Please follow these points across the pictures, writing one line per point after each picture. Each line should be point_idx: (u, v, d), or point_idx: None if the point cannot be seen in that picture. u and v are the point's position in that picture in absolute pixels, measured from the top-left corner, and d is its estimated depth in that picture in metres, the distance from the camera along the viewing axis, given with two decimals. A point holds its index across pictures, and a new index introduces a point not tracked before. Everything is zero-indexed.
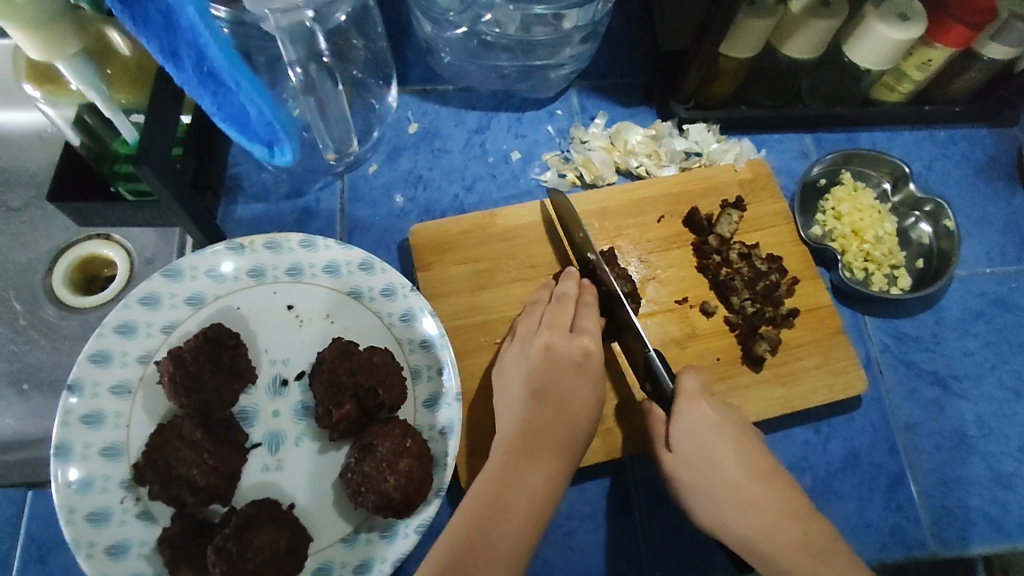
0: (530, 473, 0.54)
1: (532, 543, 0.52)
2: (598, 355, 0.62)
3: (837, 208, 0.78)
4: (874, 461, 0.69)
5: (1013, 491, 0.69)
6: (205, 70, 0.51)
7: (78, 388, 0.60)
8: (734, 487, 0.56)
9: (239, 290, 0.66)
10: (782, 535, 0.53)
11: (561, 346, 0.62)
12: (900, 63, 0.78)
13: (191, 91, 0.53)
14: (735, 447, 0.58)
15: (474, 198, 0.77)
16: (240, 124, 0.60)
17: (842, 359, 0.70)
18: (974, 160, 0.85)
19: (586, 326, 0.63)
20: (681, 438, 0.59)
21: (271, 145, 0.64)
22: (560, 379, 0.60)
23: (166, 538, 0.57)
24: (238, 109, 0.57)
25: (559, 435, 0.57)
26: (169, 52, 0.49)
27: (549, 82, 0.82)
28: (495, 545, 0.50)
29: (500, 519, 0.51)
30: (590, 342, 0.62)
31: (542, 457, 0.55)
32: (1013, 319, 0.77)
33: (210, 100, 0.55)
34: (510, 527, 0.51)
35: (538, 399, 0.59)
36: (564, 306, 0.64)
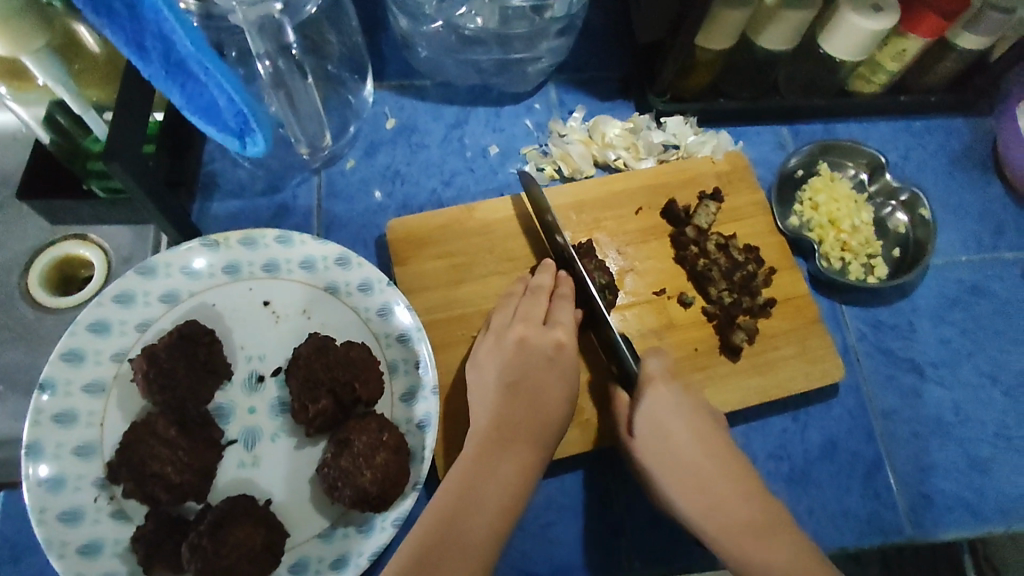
0: (503, 465, 0.55)
1: (504, 533, 0.52)
2: (570, 347, 0.62)
3: (814, 198, 0.78)
4: (851, 448, 0.70)
5: (990, 477, 0.70)
6: (173, 60, 0.48)
7: (49, 387, 0.59)
8: (689, 466, 0.58)
9: (214, 286, 0.66)
10: (729, 510, 0.55)
11: (535, 339, 0.62)
12: (875, 54, 0.79)
13: (159, 86, 0.51)
14: (691, 428, 0.59)
15: (452, 192, 0.77)
16: (212, 117, 0.54)
17: (819, 348, 0.70)
18: (950, 150, 0.85)
19: (560, 319, 0.64)
20: (642, 416, 0.60)
21: (243, 137, 0.56)
22: (537, 372, 0.60)
23: (140, 536, 0.56)
24: (209, 101, 0.52)
25: (533, 428, 0.57)
26: (137, 47, 0.47)
27: (527, 75, 0.82)
28: (468, 535, 0.51)
29: (473, 509, 0.52)
30: (563, 335, 0.63)
31: (515, 449, 0.56)
32: (988, 306, 0.77)
33: (178, 92, 0.51)
34: (481, 518, 0.52)
35: (513, 392, 0.59)
36: (537, 298, 0.65)
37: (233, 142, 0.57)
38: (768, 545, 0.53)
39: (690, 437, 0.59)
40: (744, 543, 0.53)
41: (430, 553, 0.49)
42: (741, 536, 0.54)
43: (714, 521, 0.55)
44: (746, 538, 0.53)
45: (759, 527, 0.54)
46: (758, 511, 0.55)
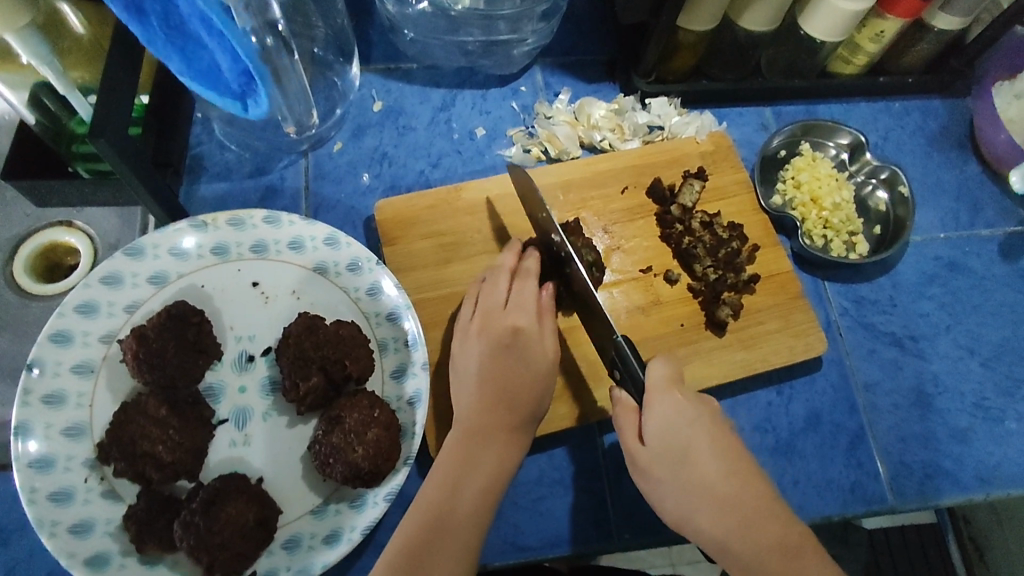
0: (485, 453, 0.56)
1: (489, 509, 0.54)
2: (528, 332, 0.61)
3: (796, 177, 0.79)
4: (834, 421, 0.71)
5: (969, 445, 0.72)
6: (172, 24, 0.51)
7: (38, 366, 0.59)
8: (710, 486, 0.55)
9: (204, 267, 0.66)
10: (762, 534, 0.52)
11: (492, 322, 0.62)
12: (854, 34, 0.80)
13: (157, 50, 0.54)
14: (712, 444, 0.56)
15: (440, 174, 0.78)
16: (213, 82, 0.58)
17: (802, 323, 0.71)
18: (927, 130, 0.87)
19: (520, 302, 0.62)
20: (654, 433, 0.56)
21: (244, 100, 0.60)
22: (497, 361, 0.60)
23: (132, 513, 0.57)
24: (209, 64, 0.56)
25: (513, 415, 0.58)
26: (134, 8, 0.50)
27: (512, 58, 0.82)
28: (452, 526, 0.52)
29: (457, 498, 0.54)
30: (521, 320, 0.61)
31: (493, 437, 0.57)
32: (966, 281, 0.79)
33: (177, 56, 0.55)
34: (469, 502, 0.54)
35: (490, 377, 0.59)
36: (496, 281, 0.64)
37: (234, 106, 0.61)
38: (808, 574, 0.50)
39: (711, 454, 0.56)
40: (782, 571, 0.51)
41: (420, 546, 0.51)
42: (778, 564, 0.51)
43: (741, 547, 0.52)
44: (781, 564, 0.51)
45: (795, 555, 0.51)
46: (791, 534, 0.52)
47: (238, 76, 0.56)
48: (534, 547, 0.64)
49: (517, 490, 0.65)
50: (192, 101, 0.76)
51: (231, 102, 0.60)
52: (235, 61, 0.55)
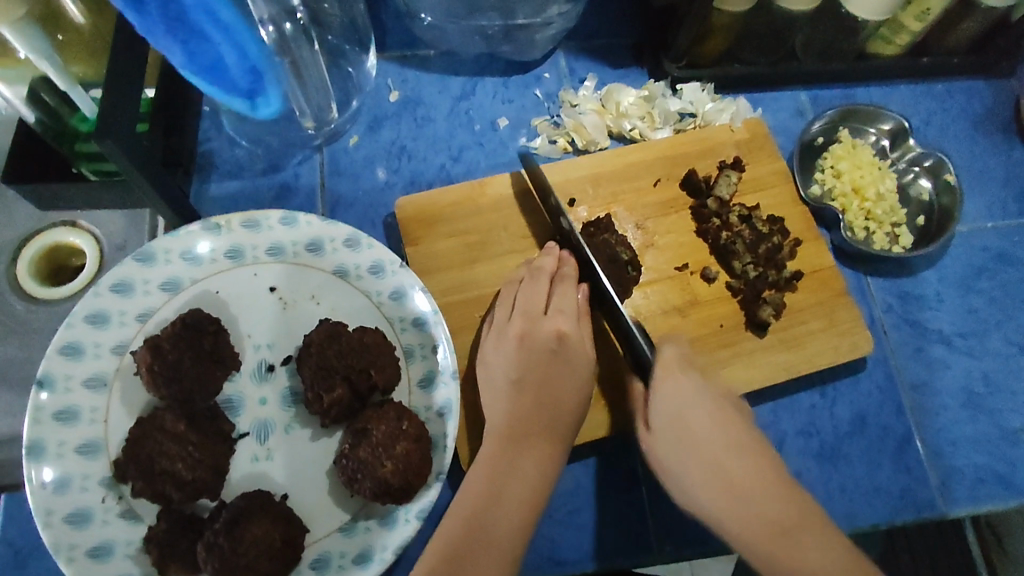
0: (523, 461, 0.53)
1: (531, 523, 0.52)
2: (572, 338, 0.59)
3: (836, 166, 0.75)
4: (881, 423, 0.68)
5: (1020, 447, 0.69)
6: (173, 14, 0.46)
7: (48, 383, 0.56)
8: (711, 461, 0.53)
9: (217, 273, 0.63)
10: (759, 509, 0.50)
11: (532, 330, 0.59)
12: (898, 14, 0.75)
13: (158, 43, 0.48)
14: (712, 419, 0.55)
15: (462, 168, 0.74)
16: (219, 81, 0.55)
17: (847, 321, 0.68)
18: (972, 113, 0.83)
19: (561, 306, 0.61)
20: (658, 414, 0.56)
21: (252, 96, 0.58)
22: (540, 368, 0.58)
23: (152, 536, 0.54)
24: (213, 59, 0.52)
25: (554, 420, 0.56)
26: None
27: (535, 42, 0.77)
28: (494, 535, 0.49)
29: (497, 508, 0.51)
30: (564, 325, 0.60)
31: (533, 445, 0.54)
32: (1015, 273, 0.75)
33: (180, 51, 0.50)
34: (508, 512, 0.51)
35: (532, 386, 0.57)
36: (537, 284, 0.61)
37: (241, 102, 0.59)
38: (801, 554, 0.47)
39: (712, 430, 0.54)
40: (774, 549, 0.48)
41: (462, 551, 0.48)
42: (773, 542, 0.48)
43: (737, 523, 0.50)
44: (776, 542, 0.48)
45: (790, 535, 0.48)
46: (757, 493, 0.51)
47: (245, 72, 0.54)
48: (572, 562, 0.61)
49: (553, 502, 0.63)
50: (200, 94, 0.72)
51: (240, 100, 0.58)
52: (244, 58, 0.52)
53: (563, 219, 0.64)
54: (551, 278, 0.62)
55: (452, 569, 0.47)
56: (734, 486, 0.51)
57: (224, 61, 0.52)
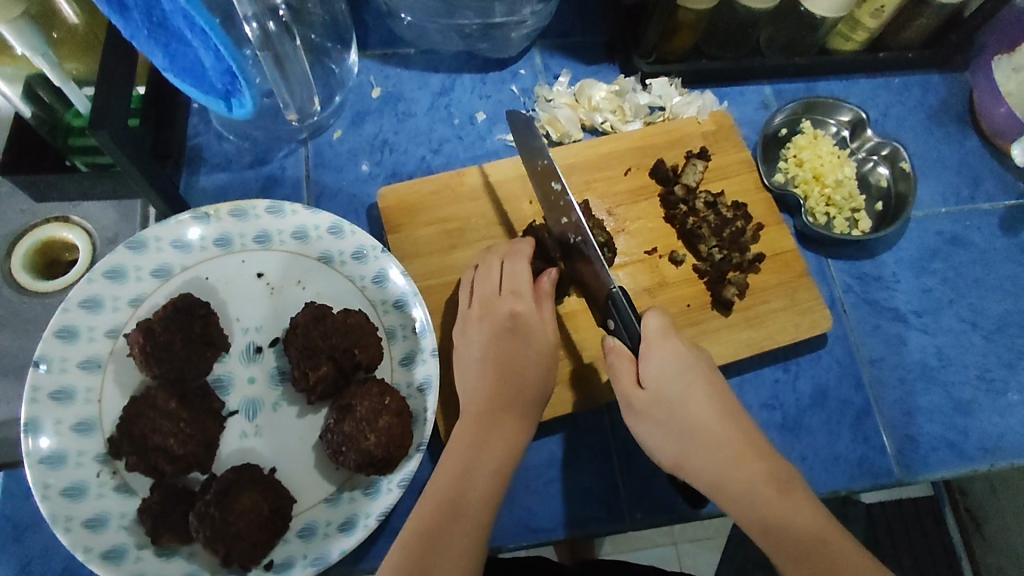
0: (495, 436, 0.57)
1: (501, 485, 0.55)
2: (527, 317, 0.62)
3: (798, 155, 0.79)
4: (841, 397, 0.72)
5: (974, 418, 0.72)
6: (155, 19, 0.51)
7: (45, 364, 0.59)
8: (705, 428, 0.55)
9: (207, 260, 0.66)
10: (754, 469, 0.53)
11: (491, 308, 0.63)
12: (855, 11, 0.80)
13: (140, 45, 0.53)
14: (705, 389, 0.57)
15: (442, 160, 0.77)
16: (197, 79, 0.58)
17: (807, 301, 0.71)
18: (927, 105, 0.87)
19: (517, 287, 0.63)
20: (653, 377, 0.57)
21: (229, 98, 0.59)
22: (500, 347, 0.61)
23: (145, 507, 0.57)
24: (192, 59, 0.55)
25: (523, 395, 0.60)
26: None
27: (510, 41, 0.81)
28: (469, 506, 0.53)
29: (471, 479, 0.54)
30: (518, 305, 0.62)
31: (506, 418, 0.58)
32: (967, 255, 0.80)
33: (161, 52, 0.54)
34: (481, 481, 0.54)
35: (496, 364, 0.60)
36: (489, 267, 0.65)
37: (218, 104, 0.60)
38: (794, 511, 0.50)
39: (703, 399, 0.57)
40: (771, 504, 0.51)
41: (441, 522, 0.52)
42: (770, 496, 0.51)
43: (735, 484, 0.52)
44: (771, 498, 0.51)
45: (787, 493, 0.51)
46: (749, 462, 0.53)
47: (222, 76, 0.55)
48: (548, 530, 0.64)
49: (529, 473, 0.66)
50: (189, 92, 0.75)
51: (218, 102, 0.60)
52: (219, 61, 0.53)
53: (555, 181, 0.63)
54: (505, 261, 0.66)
55: (432, 537, 0.51)
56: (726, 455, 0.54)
57: (201, 61, 0.55)
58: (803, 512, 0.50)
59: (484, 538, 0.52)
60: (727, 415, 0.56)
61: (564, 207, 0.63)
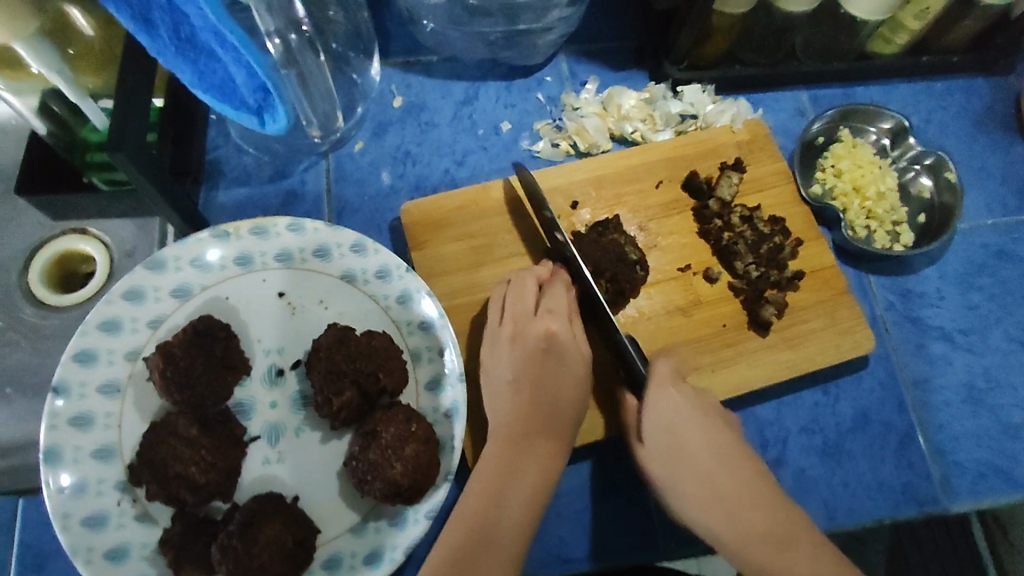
0: (527, 463, 0.55)
1: (532, 521, 0.53)
2: (562, 336, 0.59)
3: (837, 165, 0.76)
4: (883, 420, 0.69)
5: (1022, 441, 0.69)
6: (182, 36, 0.49)
7: (63, 390, 0.57)
8: (705, 477, 0.55)
9: (227, 279, 0.64)
10: (747, 522, 0.52)
11: (524, 328, 0.60)
12: (897, 13, 0.76)
13: (167, 62, 0.52)
14: (705, 437, 0.56)
15: (467, 173, 0.75)
16: (227, 94, 0.56)
17: (849, 320, 0.68)
18: (972, 110, 0.83)
19: (551, 306, 0.60)
20: (652, 425, 0.58)
21: (261, 114, 0.58)
22: (534, 369, 0.59)
23: (167, 538, 0.55)
24: (222, 75, 0.53)
25: (556, 419, 0.57)
26: (142, 17, 0.47)
27: (537, 47, 0.78)
28: (500, 538, 0.51)
29: (500, 511, 0.52)
30: (554, 324, 0.59)
31: (537, 445, 0.56)
32: (1016, 269, 0.76)
33: (190, 69, 0.53)
34: (510, 513, 0.52)
35: (529, 388, 0.58)
36: (523, 286, 0.61)
37: (251, 120, 0.59)
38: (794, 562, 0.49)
39: (703, 444, 0.56)
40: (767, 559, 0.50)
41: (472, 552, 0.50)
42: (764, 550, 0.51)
43: (733, 538, 0.52)
44: (767, 552, 0.50)
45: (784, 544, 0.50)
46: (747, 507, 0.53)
47: (255, 91, 0.54)
48: (579, 560, 0.62)
49: (559, 501, 0.64)
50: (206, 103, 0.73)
51: (249, 116, 0.58)
52: (252, 77, 0.52)
53: (558, 233, 0.63)
54: (542, 282, 0.62)
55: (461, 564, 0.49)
56: (725, 501, 0.54)
57: (233, 76, 0.53)
58: (806, 565, 0.49)
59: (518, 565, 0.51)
60: (730, 460, 0.56)
61: (568, 258, 0.63)
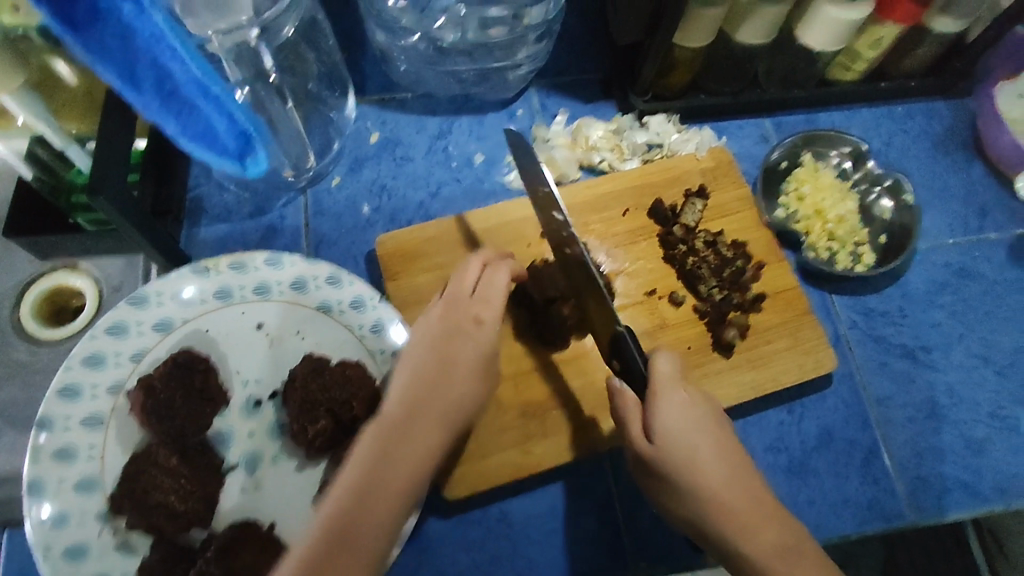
0: (413, 452, 0.50)
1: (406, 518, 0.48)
2: (488, 322, 0.60)
3: (799, 189, 0.79)
4: (848, 437, 0.70)
5: (985, 456, 0.71)
6: (169, 90, 0.49)
7: (47, 424, 0.59)
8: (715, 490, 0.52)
9: (206, 312, 0.66)
10: (759, 535, 0.51)
11: (455, 308, 0.60)
12: (854, 43, 0.79)
13: (150, 117, 0.51)
14: (715, 447, 0.54)
15: (440, 205, 0.77)
16: (210, 141, 0.56)
17: (811, 339, 0.70)
18: (931, 133, 0.86)
19: (489, 296, 0.61)
20: (662, 433, 0.54)
21: (242, 157, 0.59)
22: (443, 350, 0.57)
23: (146, 567, 0.57)
24: (205, 126, 0.54)
25: (428, 442, 0.51)
26: (128, 78, 0.47)
27: (508, 82, 0.82)
28: (365, 536, 0.45)
29: (373, 510, 0.46)
30: (484, 313, 0.60)
31: (427, 431, 0.52)
32: (977, 287, 0.78)
33: (175, 122, 0.52)
34: (387, 512, 0.46)
35: (435, 370, 0.55)
36: (466, 271, 0.62)
37: (231, 164, 0.59)
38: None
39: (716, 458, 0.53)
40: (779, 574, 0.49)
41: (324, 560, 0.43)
42: (774, 564, 0.50)
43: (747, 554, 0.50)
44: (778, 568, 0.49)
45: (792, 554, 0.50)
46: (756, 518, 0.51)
47: (235, 136, 0.57)
48: None
49: (529, 523, 0.66)
50: None
51: (229, 162, 0.59)
52: (233, 121, 0.55)
53: (557, 211, 0.60)
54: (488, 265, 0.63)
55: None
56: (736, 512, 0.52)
57: (216, 123, 0.54)
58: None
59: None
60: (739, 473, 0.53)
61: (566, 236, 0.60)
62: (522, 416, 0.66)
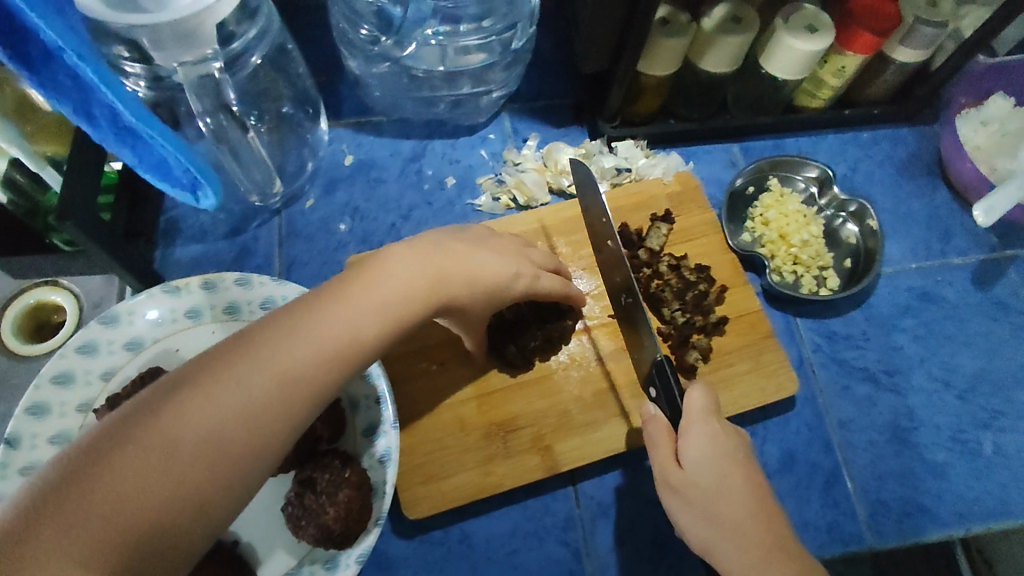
0: (247, 376, 0.37)
1: (197, 464, 0.34)
2: (516, 287, 0.54)
3: (765, 214, 0.80)
4: (809, 461, 0.71)
5: (945, 479, 0.71)
6: (122, 126, 0.53)
7: (15, 442, 0.60)
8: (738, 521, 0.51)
9: (176, 332, 0.67)
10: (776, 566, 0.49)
11: (486, 252, 0.54)
12: (818, 71, 0.81)
13: (108, 147, 0.55)
14: (743, 481, 0.53)
15: (412, 227, 0.79)
16: (164, 174, 0.60)
17: (773, 363, 0.71)
18: (897, 158, 0.88)
19: (539, 285, 0.58)
20: (692, 458, 0.54)
21: (195, 190, 0.64)
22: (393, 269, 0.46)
23: None
24: (159, 160, 0.58)
25: (346, 320, 0.41)
26: (83, 111, 0.50)
27: (481, 107, 0.84)
28: (155, 441, 0.34)
29: (186, 402, 0.35)
30: (515, 276, 0.54)
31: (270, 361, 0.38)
32: (940, 312, 0.79)
33: (131, 154, 0.57)
34: (198, 417, 0.35)
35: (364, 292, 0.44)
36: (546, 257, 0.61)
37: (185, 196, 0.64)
38: None
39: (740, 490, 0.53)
40: None
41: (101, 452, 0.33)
42: None
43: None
44: None
45: None
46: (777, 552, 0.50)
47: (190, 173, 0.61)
48: None
49: (491, 544, 0.66)
50: None
51: (184, 194, 0.64)
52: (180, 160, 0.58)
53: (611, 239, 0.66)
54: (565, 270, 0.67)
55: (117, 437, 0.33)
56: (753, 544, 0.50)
57: (169, 161, 0.58)
58: None
59: (225, 498, 0.35)
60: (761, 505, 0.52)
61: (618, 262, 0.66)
62: (485, 438, 0.67)
